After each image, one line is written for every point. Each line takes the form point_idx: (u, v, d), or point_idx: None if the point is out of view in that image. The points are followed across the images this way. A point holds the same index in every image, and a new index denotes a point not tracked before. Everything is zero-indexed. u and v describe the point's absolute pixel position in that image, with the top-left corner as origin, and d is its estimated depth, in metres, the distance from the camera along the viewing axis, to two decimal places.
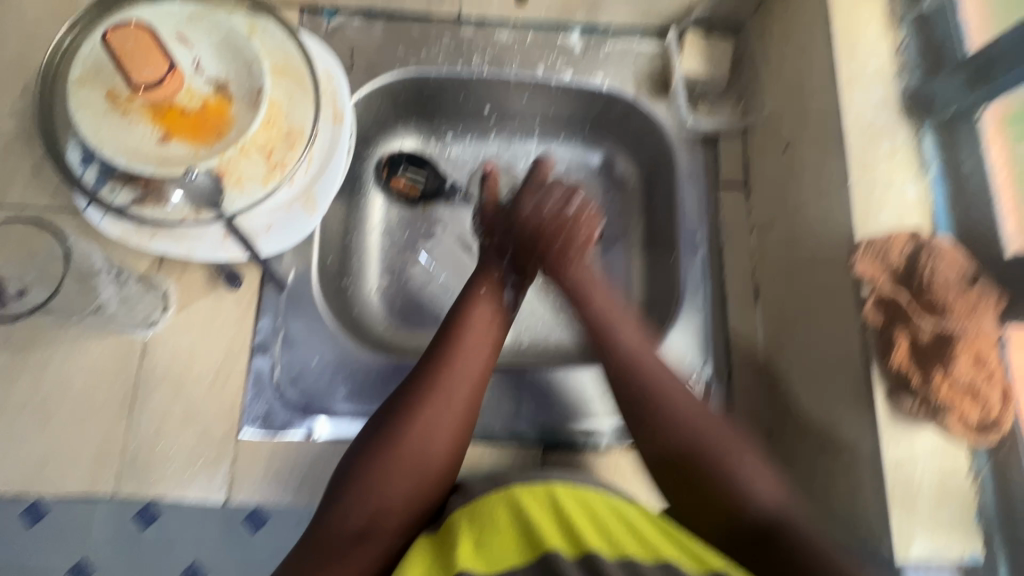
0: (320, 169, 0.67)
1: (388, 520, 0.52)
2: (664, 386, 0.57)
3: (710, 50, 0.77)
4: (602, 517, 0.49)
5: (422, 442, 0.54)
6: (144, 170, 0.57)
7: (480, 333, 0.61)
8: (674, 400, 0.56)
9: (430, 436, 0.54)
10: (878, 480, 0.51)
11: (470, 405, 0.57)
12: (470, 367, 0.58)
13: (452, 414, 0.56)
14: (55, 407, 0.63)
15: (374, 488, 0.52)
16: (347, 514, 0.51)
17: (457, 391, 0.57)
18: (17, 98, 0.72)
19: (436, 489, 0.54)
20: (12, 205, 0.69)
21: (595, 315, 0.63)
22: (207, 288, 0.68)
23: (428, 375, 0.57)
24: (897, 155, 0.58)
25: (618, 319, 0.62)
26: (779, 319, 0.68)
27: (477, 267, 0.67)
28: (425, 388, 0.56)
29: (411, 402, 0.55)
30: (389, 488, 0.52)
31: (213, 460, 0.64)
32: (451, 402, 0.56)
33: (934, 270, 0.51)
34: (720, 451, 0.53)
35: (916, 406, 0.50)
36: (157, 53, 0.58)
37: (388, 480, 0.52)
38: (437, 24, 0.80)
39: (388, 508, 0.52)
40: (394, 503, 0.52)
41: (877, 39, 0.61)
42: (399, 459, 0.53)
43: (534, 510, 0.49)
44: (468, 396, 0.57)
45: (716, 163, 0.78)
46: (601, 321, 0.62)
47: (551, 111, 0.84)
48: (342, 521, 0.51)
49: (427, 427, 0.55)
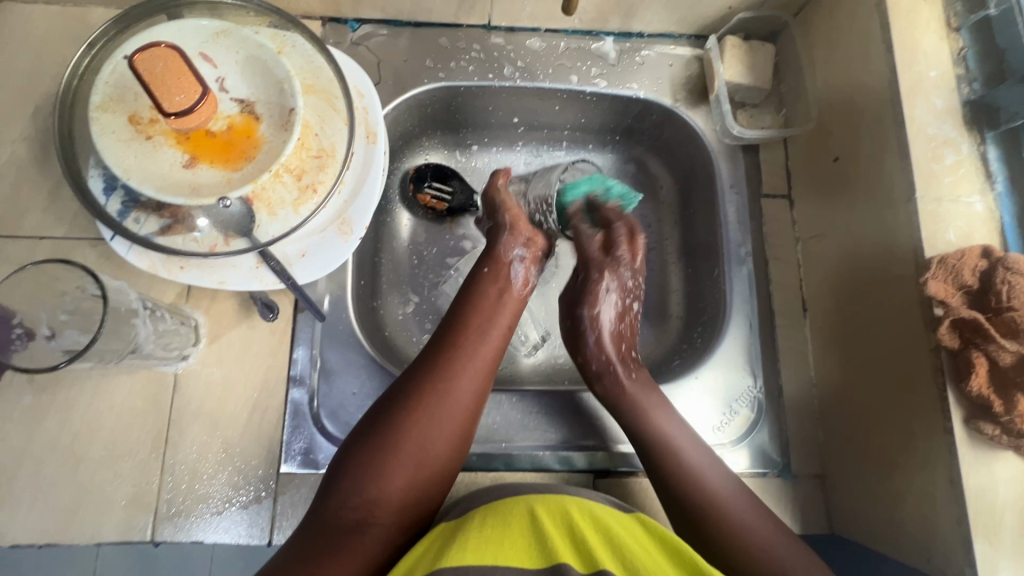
0: (352, 191, 0.63)
1: (385, 512, 0.49)
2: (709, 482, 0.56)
3: (751, 55, 0.75)
4: (613, 530, 0.46)
5: (427, 431, 0.52)
6: (174, 201, 0.53)
7: (491, 316, 0.61)
8: (720, 501, 0.54)
9: (435, 425, 0.52)
10: (958, 508, 0.50)
11: (474, 398, 0.55)
12: (478, 357, 0.57)
13: (457, 403, 0.54)
14: (86, 448, 0.60)
15: (370, 478, 0.49)
16: (343, 503, 0.48)
17: (464, 381, 0.55)
18: (27, 120, 0.68)
19: (434, 483, 0.52)
20: (29, 235, 0.66)
21: (633, 411, 0.62)
22: (239, 318, 0.65)
23: (435, 360, 0.56)
24: (961, 168, 0.56)
25: (659, 414, 0.61)
26: (832, 335, 0.66)
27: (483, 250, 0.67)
28: (431, 372, 0.55)
29: (416, 388, 0.54)
30: (391, 476, 0.49)
31: (253, 498, 0.61)
32: (459, 390, 0.54)
33: (1012, 289, 0.49)
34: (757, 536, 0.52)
35: (997, 432, 0.48)
36: (187, 76, 0.52)
37: (386, 470, 0.50)
38: (465, 33, 0.77)
39: (385, 497, 0.49)
40: (392, 494, 0.49)
41: (936, 47, 0.59)
42: (401, 445, 0.51)
43: (546, 520, 0.46)
44: (474, 389, 0.55)
45: (757, 173, 0.76)
46: (641, 424, 0.61)
47: (582, 121, 0.82)
48: (335, 509, 0.48)
49: (430, 417, 0.52)
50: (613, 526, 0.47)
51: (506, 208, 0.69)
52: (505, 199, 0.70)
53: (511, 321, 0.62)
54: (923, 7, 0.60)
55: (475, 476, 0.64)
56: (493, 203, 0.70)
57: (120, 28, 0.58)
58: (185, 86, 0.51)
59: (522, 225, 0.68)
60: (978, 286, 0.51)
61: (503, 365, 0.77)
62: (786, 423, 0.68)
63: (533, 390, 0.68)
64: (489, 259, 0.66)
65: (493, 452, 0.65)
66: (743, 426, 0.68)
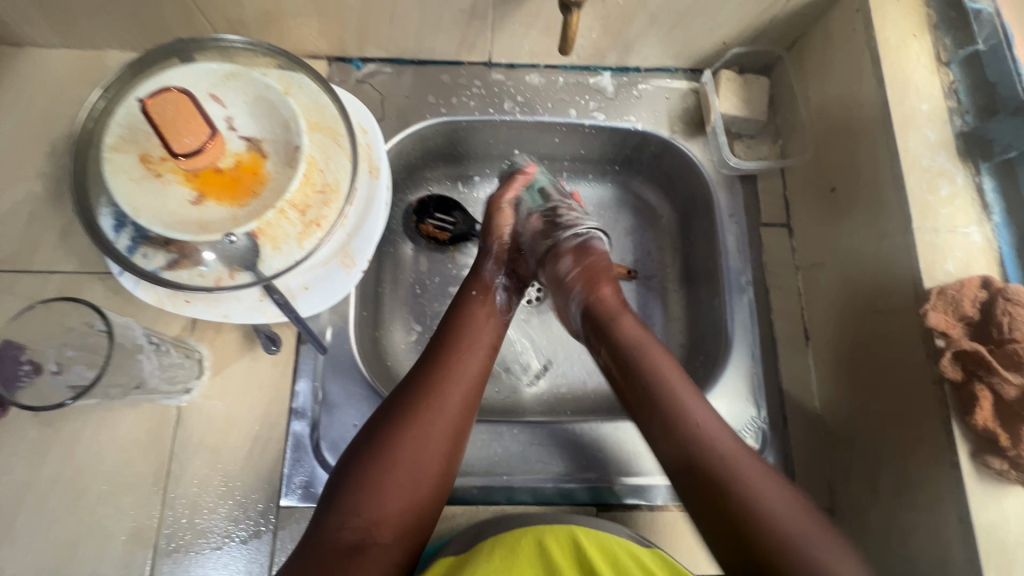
0: (356, 225, 0.64)
1: (386, 531, 0.49)
2: (747, 472, 0.51)
3: (746, 88, 0.76)
4: (623, 562, 0.50)
5: (421, 446, 0.52)
6: (181, 237, 0.54)
7: (477, 330, 0.61)
8: (755, 490, 0.50)
9: (429, 439, 0.52)
10: (969, 545, 0.48)
11: (465, 412, 0.55)
12: (466, 370, 0.57)
13: (448, 417, 0.54)
14: (87, 482, 0.61)
15: (367, 496, 0.49)
16: (342, 523, 0.48)
17: (455, 391, 0.55)
18: (43, 159, 0.70)
19: (431, 497, 0.52)
20: (41, 270, 0.67)
21: (647, 387, 0.57)
22: (243, 350, 0.66)
23: (424, 377, 0.56)
24: (958, 199, 0.56)
25: (689, 400, 0.55)
26: (835, 365, 0.66)
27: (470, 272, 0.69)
28: (421, 388, 0.55)
29: (408, 405, 0.53)
30: (388, 494, 0.50)
31: (252, 533, 0.61)
32: (451, 402, 0.55)
33: (1014, 320, 0.49)
34: (775, 513, 0.48)
35: (1006, 467, 0.47)
36: (197, 120, 0.54)
37: (384, 488, 0.50)
38: (466, 70, 0.79)
39: (385, 516, 0.49)
40: (390, 514, 0.49)
41: (927, 80, 0.60)
42: (396, 462, 0.51)
43: (557, 555, 0.50)
44: (465, 399, 0.56)
45: (755, 202, 0.76)
46: (665, 409, 0.55)
47: (582, 152, 0.83)
48: (334, 529, 0.48)
49: (422, 432, 0.52)
50: (623, 557, 0.50)
51: (497, 233, 0.71)
52: (501, 219, 0.72)
53: (498, 334, 0.63)
54: (912, 42, 0.61)
55: (476, 510, 0.64)
56: (490, 225, 0.72)
57: (134, 71, 0.61)
58: (195, 128, 0.53)
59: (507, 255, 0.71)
60: (979, 318, 0.51)
61: (505, 395, 0.77)
62: (792, 455, 0.67)
63: (535, 422, 0.68)
64: (478, 282, 0.67)
65: (494, 485, 0.65)
66: None
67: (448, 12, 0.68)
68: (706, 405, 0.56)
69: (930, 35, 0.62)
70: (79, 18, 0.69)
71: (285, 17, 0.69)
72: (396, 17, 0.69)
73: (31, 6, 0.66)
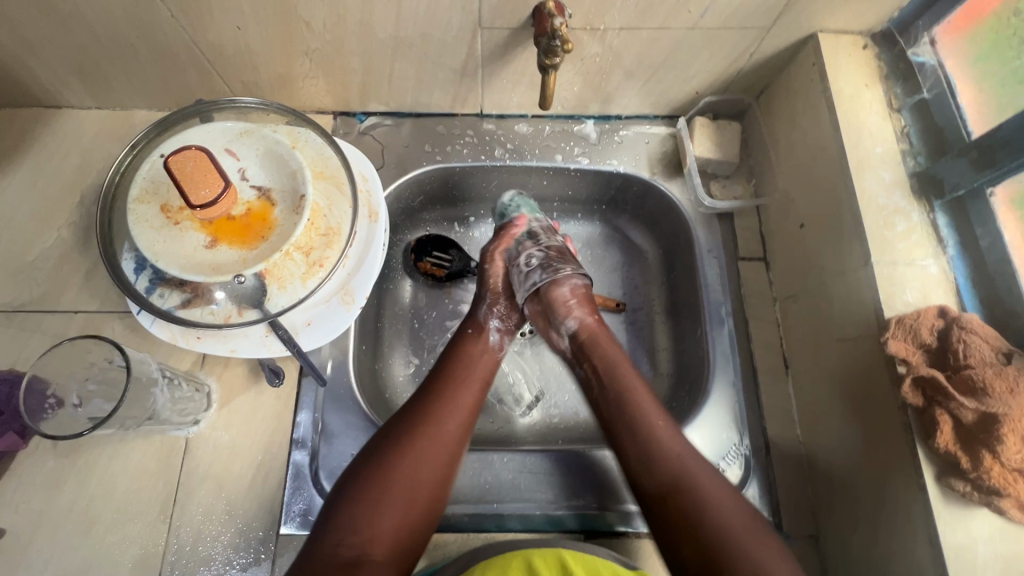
0: (356, 264, 0.69)
1: (379, 549, 0.51)
2: (700, 475, 0.56)
3: (719, 133, 0.82)
4: None
5: (417, 470, 0.55)
6: (195, 278, 0.59)
7: (473, 365, 0.65)
8: (711, 503, 0.54)
9: (423, 464, 0.56)
10: (940, 567, 0.50)
11: (461, 438, 0.60)
12: (462, 400, 0.62)
13: (442, 444, 0.58)
14: (99, 510, 0.64)
15: (365, 514, 0.52)
16: (339, 541, 0.51)
17: (450, 419, 0.60)
18: (74, 209, 0.77)
19: (422, 522, 0.55)
20: (66, 309, 0.73)
21: (612, 393, 0.63)
22: (248, 383, 0.70)
23: (424, 406, 0.60)
24: (913, 235, 0.60)
25: (654, 414, 0.61)
26: (812, 392, 0.69)
27: (466, 317, 0.74)
28: (420, 416, 0.59)
29: (407, 432, 0.58)
30: (383, 514, 0.53)
31: (252, 560, 0.63)
32: (446, 430, 0.59)
33: (967, 347, 0.52)
34: (713, 508, 0.54)
35: (969, 489, 0.50)
36: (213, 173, 0.59)
37: (381, 507, 0.53)
38: (460, 121, 0.85)
39: (379, 535, 0.52)
40: (383, 532, 0.52)
41: (880, 126, 0.66)
42: (393, 484, 0.54)
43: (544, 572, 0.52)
44: (459, 426, 0.60)
45: (733, 237, 0.81)
46: (634, 417, 0.61)
47: (570, 193, 0.89)
48: (332, 545, 0.50)
49: (420, 456, 0.56)
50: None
51: (493, 280, 0.76)
52: (493, 268, 0.76)
53: (490, 369, 0.67)
54: (864, 92, 0.67)
55: (468, 537, 0.67)
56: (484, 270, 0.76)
57: (158, 130, 0.68)
58: (211, 181, 0.58)
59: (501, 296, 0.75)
60: (937, 345, 0.54)
61: (499, 425, 0.80)
62: (776, 481, 0.69)
63: (525, 450, 0.71)
64: (473, 321, 0.72)
65: (485, 512, 0.67)
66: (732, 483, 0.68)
67: (441, 72, 0.75)
68: (664, 416, 0.61)
69: (881, 85, 0.68)
70: (112, 83, 0.77)
71: (295, 79, 0.76)
72: (395, 77, 0.76)
73: (70, 73, 0.74)
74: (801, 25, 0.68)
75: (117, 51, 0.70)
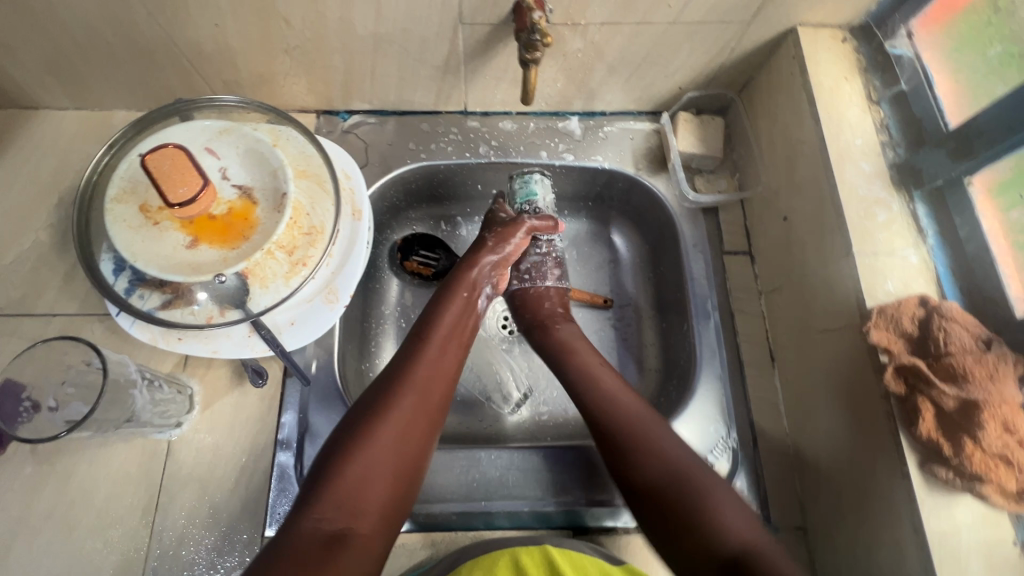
0: (340, 263, 0.69)
1: (365, 523, 0.50)
2: (656, 436, 0.59)
3: (703, 128, 0.82)
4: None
5: (399, 438, 0.55)
6: (175, 278, 0.58)
7: (452, 333, 0.65)
8: (664, 457, 0.57)
9: (405, 432, 0.55)
10: (923, 554, 0.51)
11: (441, 407, 0.59)
12: (443, 369, 0.61)
13: (423, 413, 0.57)
14: (79, 516, 0.63)
15: (349, 486, 0.51)
16: (321, 516, 0.49)
17: (430, 387, 0.59)
18: (51, 211, 0.76)
19: (406, 492, 0.54)
20: (44, 313, 0.71)
21: (578, 369, 0.67)
22: (231, 384, 0.69)
23: (403, 374, 0.59)
24: (894, 225, 0.61)
25: (620, 396, 0.63)
26: (797, 384, 0.69)
27: (461, 272, 0.70)
28: (399, 385, 0.58)
29: (386, 400, 0.57)
30: (368, 485, 0.51)
31: (237, 564, 0.63)
32: (426, 399, 0.58)
33: (948, 335, 0.51)
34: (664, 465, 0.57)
35: (951, 475, 0.50)
36: (192, 171, 0.58)
37: (364, 480, 0.51)
38: (444, 118, 0.85)
39: (364, 507, 0.51)
40: (368, 505, 0.51)
41: (859, 118, 0.66)
42: (376, 453, 0.53)
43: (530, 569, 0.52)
44: (439, 396, 0.60)
45: (718, 232, 0.81)
46: (598, 392, 0.63)
47: (556, 190, 0.89)
48: (314, 521, 0.48)
49: (401, 425, 0.55)
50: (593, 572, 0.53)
51: (514, 250, 0.73)
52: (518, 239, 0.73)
53: (467, 337, 0.67)
54: (844, 85, 0.68)
55: (455, 536, 0.67)
56: (507, 229, 0.73)
57: (136, 130, 0.67)
58: (189, 179, 0.58)
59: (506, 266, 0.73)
60: (919, 334, 0.54)
61: (488, 424, 0.79)
62: (763, 473, 0.69)
63: (512, 447, 0.70)
64: (467, 286, 0.69)
65: (472, 511, 0.67)
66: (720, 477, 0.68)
67: (423, 68, 0.75)
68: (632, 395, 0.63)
69: (860, 78, 0.69)
70: (89, 83, 0.76)
71: (276, 78, 0.76)
72: (377, 74, 0.76)
73: (46, 73, 0.73)
74: (780, 19, 0.68)
75: (94, 50, 0.69)
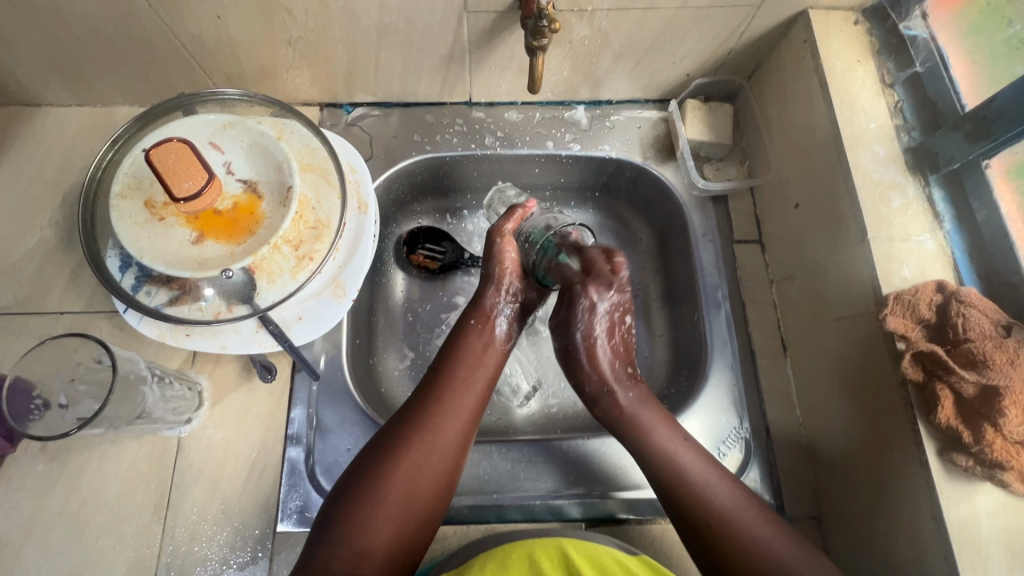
0: (346, 257, 0.68)
1: (371, 562, 0.51)
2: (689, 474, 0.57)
3: (711, 116, 0.81)
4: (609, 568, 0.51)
5: (414, 484, 0.54)
6: (182, 274, 0.57)
7: (477, 365, 0.62)
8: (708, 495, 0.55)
9: (420, 477, 0.55)
10: (944, 543, 0.50)
11: (460, 445, 0.58)
12: (460, 406, 0.59)
13: (441, 456, 0.56)
14: (91, 514, 0.63)
15: (359, 531, 0.51)
16: (332, 555, 0.50)
17: (447, 427, 0.58)
18: (56, 208, 0.76)
19: (418, 532, 0.54)
20: (51, 311, 0.71)
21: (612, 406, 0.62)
22: (240, 380, 0.69)
23: (422, 411, 0.58)
24: (909, 210, 0.60)
25: (659, 427, 0.60)
26: (811, 372, 0.68)
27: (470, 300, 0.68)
28: (416, 424, 0.57)
29: (400, 439, 0.56)
30: (376, 527, 0.52)
31: (249, 559, 0.63)
32: (442, 441, 0.57)
33: (967, 321, 0.51)
34: (716, 501, 0.55)
35: (971, 463, 0.49)
36: (196, 165, 0.57)
37: (374, 523, 0.52)
38: (448, 109, 0.84)
39: (373, 549, 0.51)
40: (377, 545, 0.51)
41: (873, 102, 0.65)
42: (387, 496, 0.53)
43: (546, 564, 0.50)
44: (457, 437, 0.58)
45: (728, 220, 0.80)
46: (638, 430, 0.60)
47: (561, 181, 0.87)
48: (326, 559, 0.50)
49: (416, 466, 0.55)
50: (609, 563, 0.51)
51: (501, 260, 0.67)
52: (504, 247, 0.67)
53: (495, 368, 0.64)
54: (857, 67, 0.67)
55: (468, 529, 0.66)
56: (490, 249, 0.67)
57: (138, 125, 0.66)
58: (194, 173, 0.57)
59: (507, 278, 0.67)
60: (936, 320, 0.53)
61: (497, 417, 0.79)
62: (776, 463, 0.68)
63: (523, 441, 0.70)
64: (476, 310, 0.66)
65: (485, 504, 0.67)
66: (733, 467, 0.67)
67: (428, 59, 0.74)
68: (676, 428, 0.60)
69: (873, 60, 0.67)
70: (91, 79, 0.75)
71: (279, 70, 0.75)
72: (382, 65, 0.75)
73: (47, 70, 0.73)
74: (791, 3, 0.67)
75: (95, 45, 0.68)
